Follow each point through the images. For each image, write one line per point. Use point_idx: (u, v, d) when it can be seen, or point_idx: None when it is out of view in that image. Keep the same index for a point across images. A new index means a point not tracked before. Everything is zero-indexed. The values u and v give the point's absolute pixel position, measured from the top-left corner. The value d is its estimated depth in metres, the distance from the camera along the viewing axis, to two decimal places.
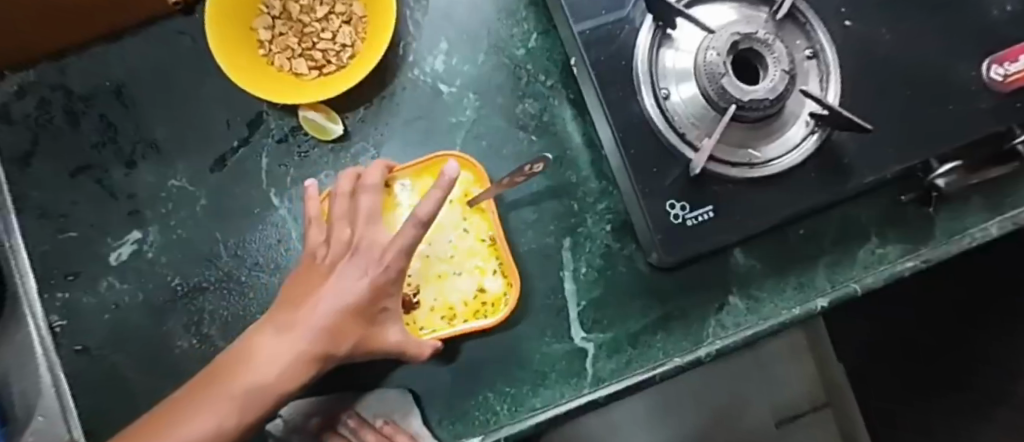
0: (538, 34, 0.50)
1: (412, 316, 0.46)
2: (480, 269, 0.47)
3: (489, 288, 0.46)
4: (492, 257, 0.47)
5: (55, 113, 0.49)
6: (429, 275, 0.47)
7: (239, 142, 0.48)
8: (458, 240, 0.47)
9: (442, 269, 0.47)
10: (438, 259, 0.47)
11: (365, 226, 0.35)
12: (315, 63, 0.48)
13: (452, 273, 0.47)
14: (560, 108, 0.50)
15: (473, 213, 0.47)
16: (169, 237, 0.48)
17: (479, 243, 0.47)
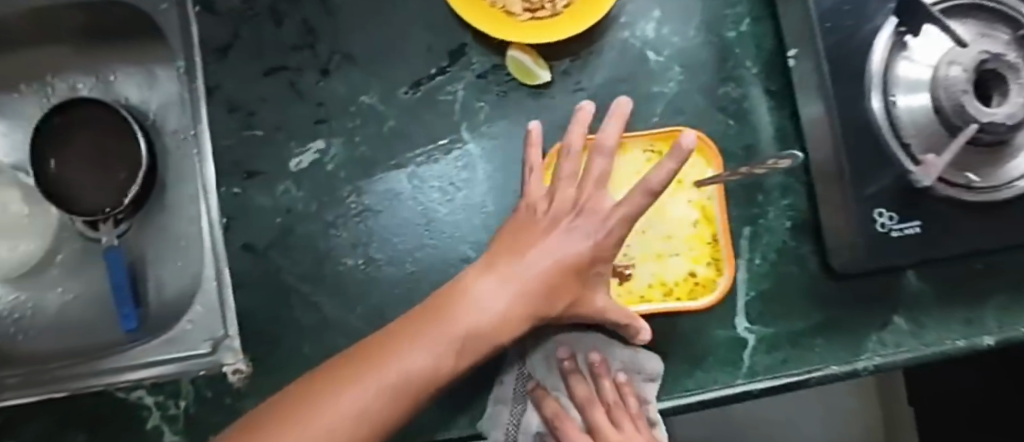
0: (751, 17, 0.48)
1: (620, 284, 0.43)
2: (694, 254, 0.44)
3: (698, 274, 0.44)
4: (710, 249, 0.44)
5: (258, 10, 0.48)
6: (644, 251, 0.44)
7: (438, 70, 0.47)
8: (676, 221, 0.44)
9: (656, 249, 0.44)
10: (650, 239, 0.44)
11: (570, 187, 0.37)
12: (529, 5, 0.47)
13: (666, 256, 0.44)
14: (761, 96, 0.48)
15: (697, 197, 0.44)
16: (350, 153, 0.47)
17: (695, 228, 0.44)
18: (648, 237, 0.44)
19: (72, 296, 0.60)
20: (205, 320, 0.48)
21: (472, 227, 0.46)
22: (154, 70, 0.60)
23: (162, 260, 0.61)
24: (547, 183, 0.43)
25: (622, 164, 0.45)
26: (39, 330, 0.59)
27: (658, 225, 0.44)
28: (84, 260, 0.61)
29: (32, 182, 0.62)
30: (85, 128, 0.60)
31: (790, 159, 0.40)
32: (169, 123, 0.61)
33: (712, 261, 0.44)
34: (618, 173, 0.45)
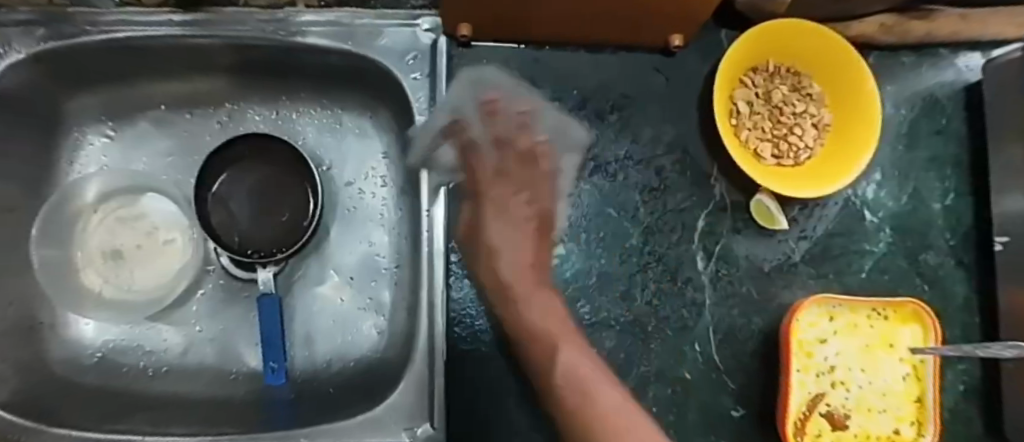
0: (955, 193, 0.53)
1: (832, 434, 0.45)
2: (898, 413, 0.47)
3: (901, 432, 0.46)
4: (915, 411, 0.47)
5: (517, 99, 0.50)
6: (858, 404, 0.46)
7: (683, 196, 0.50)
8: (886, 381, 0.47)
9: (870, 404, 0.46)
10: (864, 393, 0.46)
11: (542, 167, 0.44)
12: (776, 151, 0.49)
13: (876, 411, 0.46)
14: (955, 267, 0.53)
15: (905, 362, 0.47)
16: (589, 264, 0.48)
17: (900, 389, 0.47)
18: (862, 391, 0.46)
19: (211, 335, 0.56)
20: (409, 407, 0.46)
21: (692, 352, 0.48)
22: (341, 118, 0.57)
23: (312, 312, 0.56)
24: (790, 332, 0.44)
25: (849, 320, 0.46)
26: (177, 369, 0.55)
27: (873, 382, 0.47)
28: (229, 300, 0.57)
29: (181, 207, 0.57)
30: (257, 163, 0.56)
31: (1019, 349, 0.43)
32: (344, 174, 0.57)
33: (914, 421, 0.47)
34: (844, 328, 0.46)
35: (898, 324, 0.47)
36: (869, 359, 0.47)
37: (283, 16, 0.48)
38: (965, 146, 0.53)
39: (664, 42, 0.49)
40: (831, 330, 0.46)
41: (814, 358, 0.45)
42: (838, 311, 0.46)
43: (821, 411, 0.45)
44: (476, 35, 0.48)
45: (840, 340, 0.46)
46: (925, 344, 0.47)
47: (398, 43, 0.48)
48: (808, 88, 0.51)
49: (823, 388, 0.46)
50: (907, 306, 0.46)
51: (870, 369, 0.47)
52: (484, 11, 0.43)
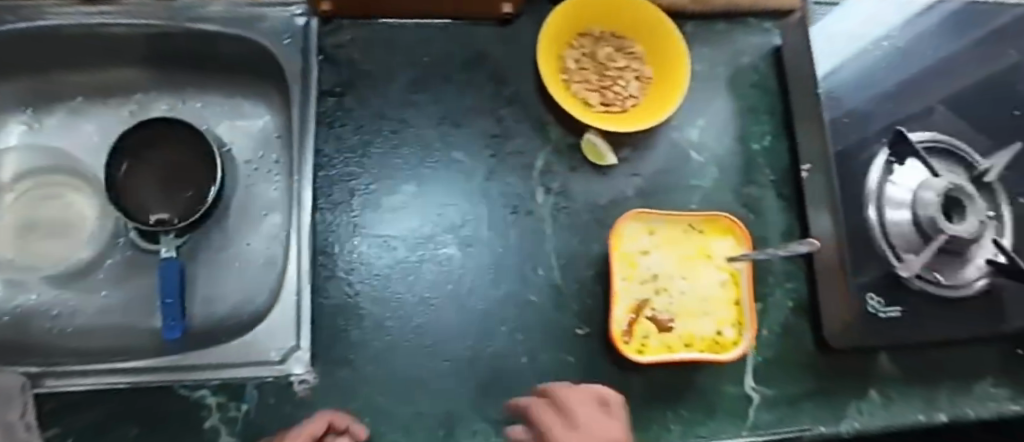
0: (772, 134, 0.62)
1: (663, 335, 0.50)
2: (721, 317, 0.52)
3: (726, 334, 0.52)
4: (735, 313, 0.52)
5: (375, 65, 0.56)
6: (684, 309, 0.52)
7: (523, 141, 0.56)
8: (707, 289, 0.53)
9: (693, 308, 0.52)
10: (686, 299, 0.52)
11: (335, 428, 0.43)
12: (604, 100, 0.57)
13: (698, 315, 0.52)
14: (774, 200, 0.60)
15: (722, 271, 0.53)
16: (440, 200, 0.55)
17: (720, 294, 0.53)
18: (684, 298, 0.52)
19: (116, 299, 0.62)
20: (278, 330, 0.52)
21: (534, 276, 0.54)
22: (242, 105, 0.66)
23: (214, 278, 0.63)
24: (614, 241, 0.51)
25: (669, 234, 0.53)
26: (80, 328, 0.60)
27: (696, 288, 0.52)
28: (136, 266, 0.63)
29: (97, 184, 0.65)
30: (160, 146, 0.64)
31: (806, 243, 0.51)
32: (241, 155, 0.66)
33: (735, 322, 0.52)
34: (667, 239, 0.53)
35: (711, 236, 0.54)
36: (689, 267, 0.53)
37: (181, 6, 0.57)
38: (777, 97, 0.62)
39: (498, 11, 0.57)
40: (655, 242, 0.53)
41: (638, 267, 0.52)
42: (659, 226, 0.53)
43: (647, 314, 0.51)
44: (336, 10, 0.55)
45: (661, 251, 0.52)
46: (741, 251, 0.53)
47: (277, 25, 0.57)
48: (630, 48, 0.59)
49: (647, 294, 0.51)
50: (720, 220, 0.54)
51: (692, 277, 0.52)
52: None
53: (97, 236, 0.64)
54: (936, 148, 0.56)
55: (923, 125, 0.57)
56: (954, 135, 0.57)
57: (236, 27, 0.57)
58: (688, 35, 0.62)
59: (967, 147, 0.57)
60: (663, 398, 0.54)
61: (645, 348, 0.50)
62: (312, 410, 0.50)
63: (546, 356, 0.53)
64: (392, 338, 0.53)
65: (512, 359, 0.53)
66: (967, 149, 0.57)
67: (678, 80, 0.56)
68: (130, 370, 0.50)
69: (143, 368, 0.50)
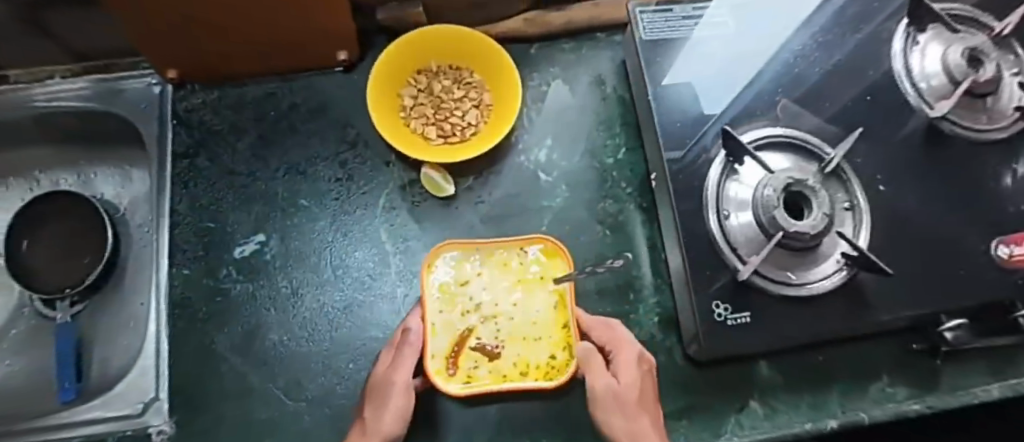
0: (627, 147, 0.60)
1: (490, 364, 0.50)
2: (552, 340, 0.51)
3: (558, 357, 0.50)
4: (566, 334, 0.51)
5: (224, 125, 0.59)
6: (512, 336, 0.51)
7: (366, 181, 0.57)
8: (535, 312, 0.52)
9: (522, 334, 0.51)
10: (514, 326, 0.52)
11: (387, 383, 0.44)
12: (442, 132, 0.58)
13: (527, 340, 0.51)
14: (634, 212, 0.59)
15: (551, 293, 0.52)
16: (287, 246, 0.56)
17: (549, 317, 0.52)
18: (511, 324, 0.52)
19: (19, 368, 0.64)
20: (134, 387, 0.54)
21: (381, 313, 0.54)
22: (130, 172, 0.68)
23: (108, 339, 0.65)
24: (426, 274, 0.52)
25: (492, 262, 0.53)
26: None
27: (523, 312, 0.52)
28: (39, 333, 0.65)
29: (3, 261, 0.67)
30: (54, 217, 0.66)
31: (621, 258, 0.57)
32: (135, 218, 0.68)
33: (567, 344, 0.51)
34: (492, 266, 0.53)
35: (537, 259, 0.53)
36: (518, 293, 0.52)
37: (50, 87, 0.60)
38: (630, 107, 0.61)
39: (336, 59, 0.60)
40: (477, 271, 0.53)
41: (457, 299, 0.52)
42: (482, 254, 0.53)
43: (471, 345, 0.50)
44: (183, 76, 0.59)
45: (482, 279, 0.53)
46: (569, 271, 0.52)
47: (135, 96, 0.60)
48: (469, 78, 0.60)
49: (471, 324, 0.51)
50: (545, 242, 0.53)
51: (518, 302, 0.52)
52: (162, 46, 0.54)
53: (6, 307, 0.66)
54: (780, 143, 0.55)
55: (765, 122, 0.56)
56: (799, 128, 0.56)
57: (98, 101, 0.60)
58: (531, 58, 0.62)
59: (814, 139, 0.55)
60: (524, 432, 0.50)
61: (473, 379, 0.49)
62: None
63: None
64: (240, 386, 0.52)
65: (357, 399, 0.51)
66: (814, 141, 0.55)
67: (511, 103, 0.56)
68: (9, 431, 0.54)
69: (18, 428, 0.54)
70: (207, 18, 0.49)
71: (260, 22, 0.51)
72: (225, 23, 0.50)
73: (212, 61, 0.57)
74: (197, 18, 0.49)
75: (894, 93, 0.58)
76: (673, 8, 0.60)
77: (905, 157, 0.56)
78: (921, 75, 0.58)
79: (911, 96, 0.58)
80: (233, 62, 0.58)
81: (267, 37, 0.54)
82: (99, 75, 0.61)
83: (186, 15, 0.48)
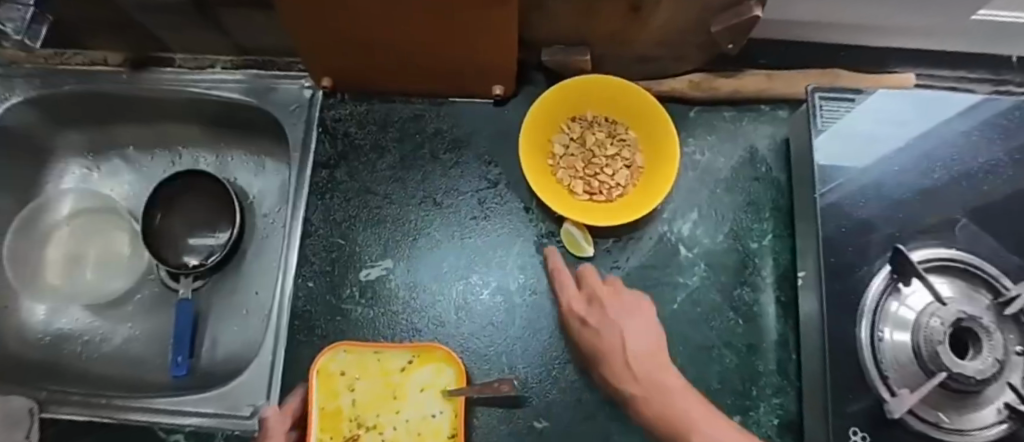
0: (774, 234, 0.57)
1: None
2: None
3: None
4: None
5: (368, 141, 0.59)
6: None
7: (502, 224, 0.56)
8: (422, 422, 0.49)
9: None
10: (398, 434, 0.49)
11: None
12: (589, 188, 0.56)
13: None
14: (770, 305, 0.56)
15: (443, 404, 0.50)
16: (414, 277, 0.56)
17: (439, 429, 0.49)
18: (396, 432, 0.49)
19: (140, 331, 0.66)
20: (249, 387, 0.55)
21: (498, 364, 0.53)
22: (264, 161, 0.69)
23: (220, 322, 0.67)
24: (321, 373, 0.50)
25: (384, 365, 0.51)
26: (104, 357, 0.65)
27: (408, 419, 0.49)
28: (162, 302, 0.67)
29: (137, 226, 0.69)
30: (190, 193, 0.68)
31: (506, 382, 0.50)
32: (263, 206, 0.69)
33: None
34: (384, 369, 0.51)
35: (426, 366, 0.51)
36: (404, 399, 0.50)
37: (212, 74, 0.62)
38: (785, 192, 0.58)
39: (490, 92, 0.58)
40: (363, 371, 0.51)
41: (342, 402, 0.49)
42: (372, 356, 0.51)
43: None
44: (335, 85, 0.59)
45: (367, 383, 0.50)
46: (462, 384, 0.50)
47: (288, 96, 0.61)
48: (623, 134, 0.58)
49: (356, 431, 0.49)
50: (438, 350, 0.51)
51: (405, 410, 0.50)
52: (329, 55, 0.53)
53: (134, 270, 0.68)
54: (952, 267, 0.51)
55: (939, 240, 0.51)
56: (978, 255, 0.51)
57: (253, 95, 0.61)
58: (689, 121, 0.59)
59: (991, 270, 0.50)
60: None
61: None
62: None
63: None
64: None
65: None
66: (991, 271, 0.50)
67: (667, 173, 0.54)
68: (127, 405, 0.55)
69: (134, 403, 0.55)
70: (390, 36, 0.48)
71: (436, 46, 0.50)
72: (401, 42, 0.50)
73: (369, 75, 0.57)
74: (380, 35, 0.48)
75: None
76: (855, 98, 0.54)
77: None
78: None
79: None
80: (389, 79, 0.57)
81: (434, 61, 0.53)
82: (262, 71, 0.62)
83: (372, 30, 0.47)
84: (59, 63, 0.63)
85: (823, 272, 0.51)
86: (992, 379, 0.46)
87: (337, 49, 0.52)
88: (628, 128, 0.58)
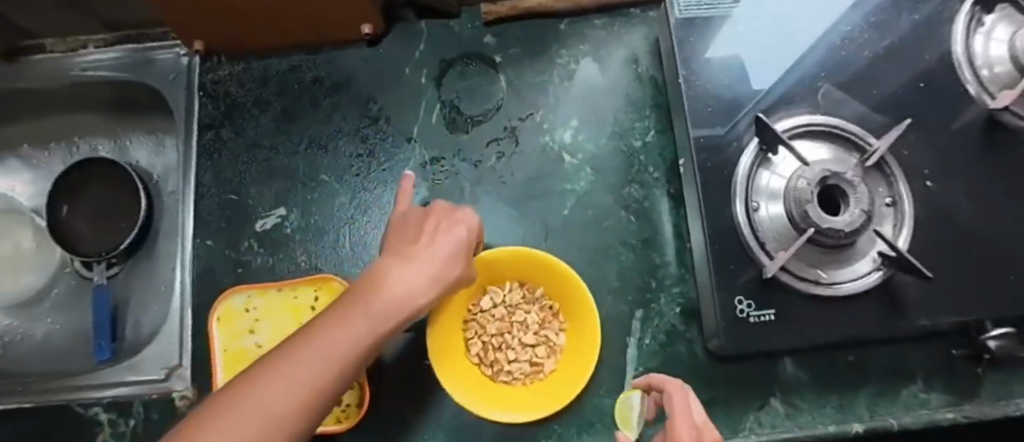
0: (656, 131, 0.58)
1: None
2: None
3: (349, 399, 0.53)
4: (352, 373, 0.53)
5: (250, 98, 0.59)
6: None
7: (386, 159, 0.56)
8: None
9: None
10: None
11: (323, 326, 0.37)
12: (483, 356, 0.53)
13: None
14: (661, 199, 0.57)
15: None
16: (308, 221, 0.56)
17: None
18: None
19: (59, 325, 0.66)
20: (163, 350, 0.57)
21: None
22: (162, 140, 0.69)
23: (141, 304, 0.67)
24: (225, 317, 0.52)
25: (283, 303, 0.52)
26: (26, 354, 0.65)
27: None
28: (77, 294, 0.67)
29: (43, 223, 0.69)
30: (93, 182, 0.68)
31: None
32: (168, 185, 0.69)
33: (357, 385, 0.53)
34: (279, 308, 0.52)
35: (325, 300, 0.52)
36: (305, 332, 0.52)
37: (90, 57, 0.62)
38: (663, 89, 0.59)
39: (361, 32, 0.58)
40: (261, 312, 0.52)
41: (245, 340, 0.52)
42: (274, 295, 0.52)
43: None
44: (209, 48, 0.59)
45: (268, 322, 0.52)
46: None
47: (166, 67, 0.61)
48: (552, 334, 0.54)
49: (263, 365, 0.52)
50: (335, 282, 0.51)
51: None
52: (185, 17, 0.53)
53: (48, 266, 0.68)
54: (816, 130, 0.52)
55: (803, 109, 0.53)
56: (842, 118, 0.52)
57: (129, 70, 0.62)
58: (561, 33, 0.60)
59: (857, 129, 0.51)
60: (525, 430, 0.52)
61: None
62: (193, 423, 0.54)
63: (411, 371, 0.54)
64: None
65: (378, 372, 0.54)
66: (856, 130, 0.51)
67: (545, 405, 0.49)
68: (57, 388, 0.58)
69: (63, 386, 0.58)
70: None
71: None
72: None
73: (236, 32, 0.56)
74: None
75: (950, 80, 0.53)
76: None
77: (955, 151, 0.52)
78: (983, 60, 0.53)
79: (970, 84, 0.53)
80: (257, 34, 0.57)
81: (288, 8, 0.52)
82: (136, 45, 0.62)
83: None
84: None
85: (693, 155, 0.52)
86: (861, 230, 0.47)
87: (189, 12, 0.52)
88: (560, 330, 0.54)
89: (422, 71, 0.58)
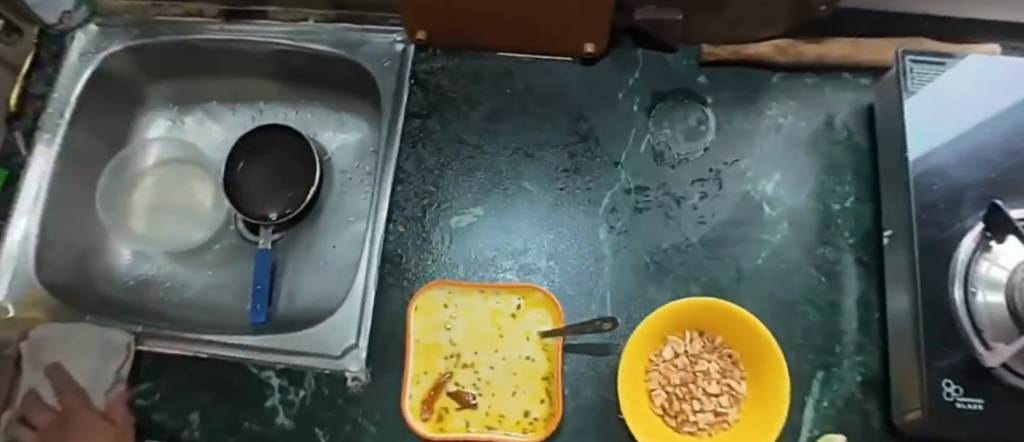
0: (855, 197, 0.59)
1: (468, 412, 0.50)
2: (530, 396, 0.51)
3: (536, 415, 0.50)
4: (540, 387, 0.51)
5: (460, 94, 0.61)
6: (491, 385, 0.52)
7: (591, 179, 0.58)
8: (515, 361, 0.52)
9: (499, 384, 0.52)
10: (495, 373, 0.52)
11: None
12: (668, 404, 0.52)
13: (506, 393, 0.51)
14: (851, 264, 0.57)
15: (535, 347, 0.53)
16: (503, 225, 0.57)
17: (530, 371, 0.52)
18: (493, 372, 0.52)
19: (217, 279, 0.67)
20: (341, 328, 0.55)
21: (588, 310, 0.53)
22: (345, 120, 0.71)
23: (298, 273, 0.68)
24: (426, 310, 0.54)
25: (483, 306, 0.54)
26: (181, 301, 0.66)
27: (506, 358, 0.53)
28: (238, 253, 0.69)
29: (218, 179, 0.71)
30: (271, 145, 0.70)
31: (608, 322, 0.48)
32: (342, 163, 0.71)
33: (545, 400, 0.51)
34: (477, 311, 0.54)
35: (525, 310, 0.54)
36: (501, 338, 0.53)
37: (306, 28, 0.64)
38: (866, 157, 0.60)
39: (583, 51, 0.60)
40: (461, 311, 0.54)
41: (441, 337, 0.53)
42: (472, 298, 0.55)
43: (449, 390, 0.51)
44: (429, 38, 0.61)
45: (466, 322, 0.54)
46: (556, 326, 0.53)
47: (379, 50, 0.63)
48: (735, 385, 0.53)
49: (454, 367, 0.52)
50: (538, 294, 0.54)
51: (503, 350, 0.53)
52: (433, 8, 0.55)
53: (213, 221, 0.70)
54: None
55: None
56: None
57: (342, 47, 0.63)
58: (772, 86, 0.61)
59: None
60: None
61: (446, 425, 0.50)
62: (358, 407, 0.50)
63: (589, 392, 0.50)
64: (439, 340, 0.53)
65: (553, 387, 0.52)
66: None
67: None
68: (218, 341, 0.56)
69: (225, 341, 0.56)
70: None
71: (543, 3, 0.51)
72: None
73: (467, 29, 0.58)
74: None
75: None
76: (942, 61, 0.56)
77: None
78: None
79: None
80: (486, 35, 0.59)
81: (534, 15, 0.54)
82: (354, 25, 0.64)
83: None
84: (157, 14, 0.66)
85: (914, 228, 0.52)
86: None
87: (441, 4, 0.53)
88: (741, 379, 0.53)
89: (635, 99, 0.60)
